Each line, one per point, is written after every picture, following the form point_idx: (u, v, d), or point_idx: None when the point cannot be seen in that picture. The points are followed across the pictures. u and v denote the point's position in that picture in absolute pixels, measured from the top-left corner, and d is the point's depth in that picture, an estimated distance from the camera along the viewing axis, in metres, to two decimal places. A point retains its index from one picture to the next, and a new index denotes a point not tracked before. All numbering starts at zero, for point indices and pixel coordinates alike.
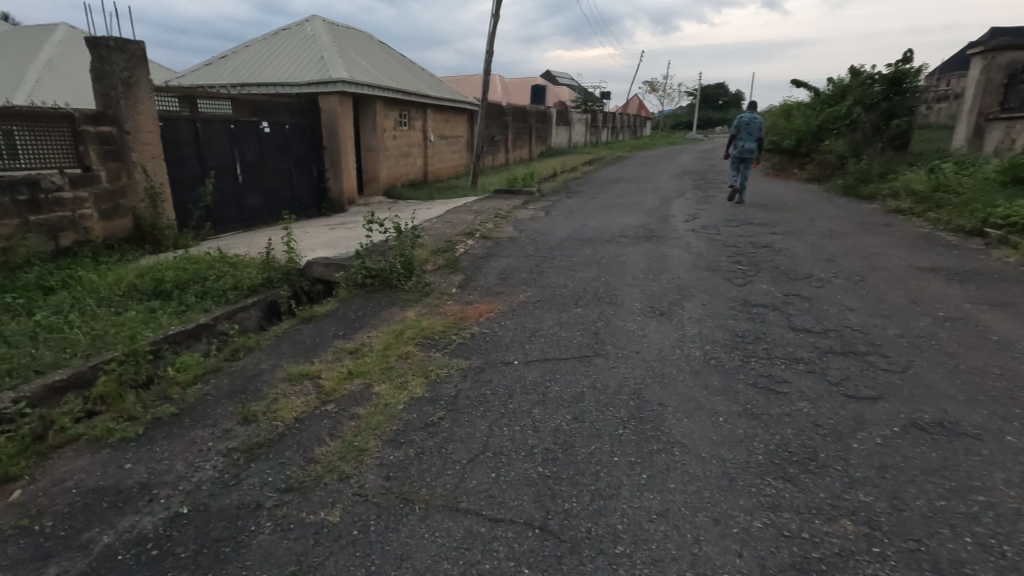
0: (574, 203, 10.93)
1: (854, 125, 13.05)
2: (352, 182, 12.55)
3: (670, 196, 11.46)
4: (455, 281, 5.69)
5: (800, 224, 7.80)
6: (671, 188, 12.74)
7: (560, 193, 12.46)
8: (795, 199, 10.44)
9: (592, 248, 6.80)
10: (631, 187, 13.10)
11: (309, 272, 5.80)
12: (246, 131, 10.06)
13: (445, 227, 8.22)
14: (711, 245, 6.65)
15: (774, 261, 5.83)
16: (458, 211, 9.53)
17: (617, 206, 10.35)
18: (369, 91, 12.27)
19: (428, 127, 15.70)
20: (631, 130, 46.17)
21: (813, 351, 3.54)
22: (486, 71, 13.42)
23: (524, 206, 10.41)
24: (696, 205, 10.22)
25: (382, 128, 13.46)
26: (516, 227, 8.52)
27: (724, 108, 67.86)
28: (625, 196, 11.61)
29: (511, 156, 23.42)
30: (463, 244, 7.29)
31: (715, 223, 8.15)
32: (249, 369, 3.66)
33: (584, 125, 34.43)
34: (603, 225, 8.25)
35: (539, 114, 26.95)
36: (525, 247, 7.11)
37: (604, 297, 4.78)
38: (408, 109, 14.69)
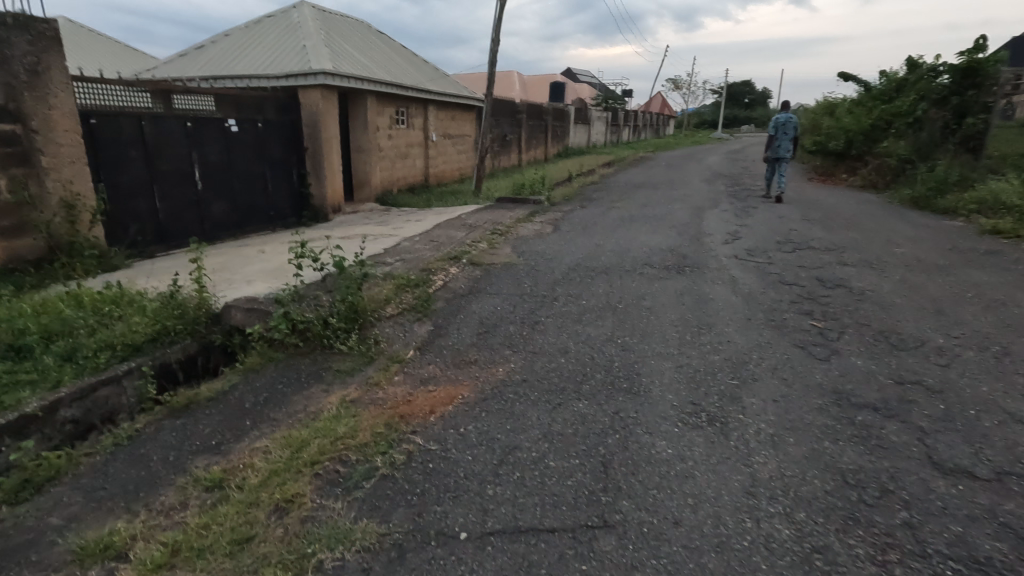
0: (589, 215, 9.35)
1: (919, 123, 11.50)
2: (338, 187, 11.14)
3: (702, 206, 9.82)
4: (418, 336, 4.19)
5: (874, 250, 6.12)
6: (702, 196, 11.09)
7: (574, 202, 10.88)
8: (854, 212, 8.72)
9: (606, 283, 5.26)
10: (655, 195, 11.47)
11: (225, 320, 4.34)
12: (208, 129, 8.68)
13: (428, 248, 6.73)
14: (764, 283, 5.05)
15: (858, 313, 4.21)
16: (450, 226, 8.06)
17: (640, 219, 8.78)
18: (357, 83, 10.82)
19: (430, 126, 14.24)
20: (655, 129, 44.24)
21: (999, 539, 1.95)
22: (492, 62, 11.88)
23: (530, 219, 8.89)
24: (734, 218, 8.59)
25: (375, 126, 12.02)
26: (516, 248, 6.99)
27: (751, 107, 65.42)
28: (649, 206, 10.00)
29: (525, 157, 21.91)
30: (445, 273, 5.80)
31: (763, 246, 6.53)
32: (23, 533, 2.20)
33: (604, 123, 32.71)
34: (622, 247, 6.69)
35: (556, 112, 25.37)
36: (522, 279, 5.59)
37: (620, 378, 3.24)
38: (406, 105, 13.23)
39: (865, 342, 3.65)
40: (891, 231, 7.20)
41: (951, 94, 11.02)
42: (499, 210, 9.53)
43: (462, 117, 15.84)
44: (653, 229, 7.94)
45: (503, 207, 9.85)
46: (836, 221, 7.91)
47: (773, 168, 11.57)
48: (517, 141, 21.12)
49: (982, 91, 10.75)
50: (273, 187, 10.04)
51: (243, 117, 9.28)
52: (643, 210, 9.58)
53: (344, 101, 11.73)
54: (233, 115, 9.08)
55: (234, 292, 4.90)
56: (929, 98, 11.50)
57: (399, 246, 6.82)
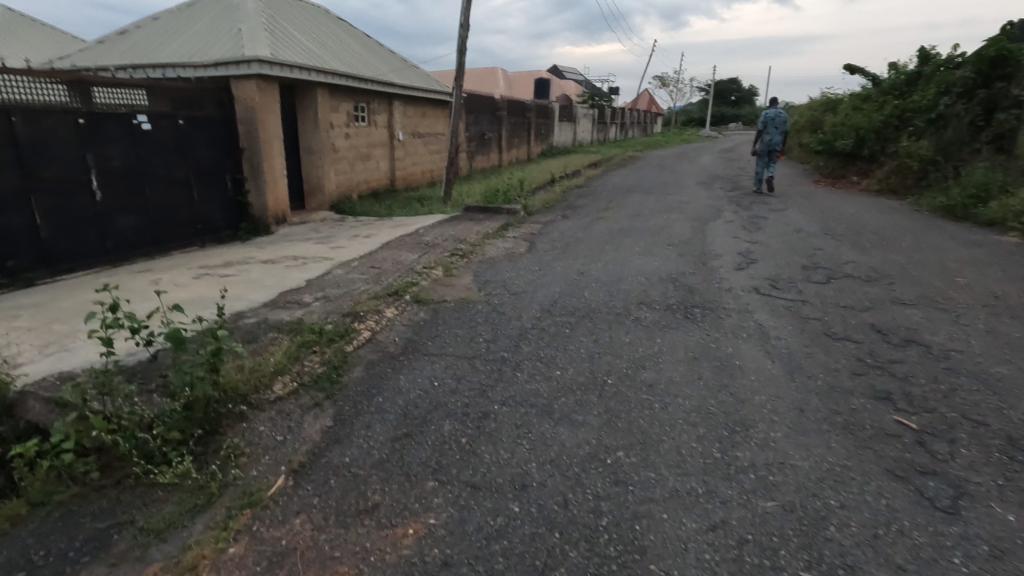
0: (571, 228, 7.98)
1: (943, 121, 10.24)
2: (284, 194, 9.65)
3: (702, 216, 8.49)
4: (306, 440, 2.77)
5: (931, 282, 4.81)
6: (702, 203, 9.79)
7: (555, 210, 9.49)
8: (881, 224, 7.45)
9: (591, 334, 3.89)
10: (647, 201, 10.14)
11: (20, 415, 2.90)
12: (111, 127, 7.15)
13: (365, 278, 5.30)
14: (805, 337, 3.71)
15: (959, 399, 2.86)
16: (402, 244, 6.64)
17: (631, 232, 7.45)
18: (302, 74, 9.33)
19: (396, 123, 12.79)
20: (642, 127, 43.02)
21: None
22: (461, 51, 10.45)
23: (502, 233, 7.52)
24: (743, 232, 7.28)
25: (328, 123, 10.52)
26: (479, 276, 5.59)
27: (738, 104, 64.56)
28: (642, 216, 8.65)
29: (507, 156, 20.50)
30: (378, 317, 4.39)
31: (787, 274, 5.21)
32: None
33: (590, 120, 31.42)
34: (611, 275, 5.34)
35: (539, 109, 24.03)
36: (478, 326, 4.19)
37: (613, 566, 1.86)
38: (367, 99, 11.77)
39: (998, 468, 2.30)
40: (937, 251, 5.90)
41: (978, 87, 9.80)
42: (465, 221, 8.10)
43: (433, 113, 14.39)
44: (649, 246, 6.60)
45: (471, 217, 8.44)
46: (866, 236, 6.60)
47: (763, 161, 11.96)
48: (498, 140, 19.73)
49: (1012, 83, 9.54)
50: (201, 195, 8.51)
51: (159, 113, 7.74)
52: (635, 222, 8.23)
53: (291, 95, 10.24)
54: (145, 110, 7.55)
55: (61, 361, 3.45)
56: (951, 92, 10.28)
57: (331, 275, 5.39)
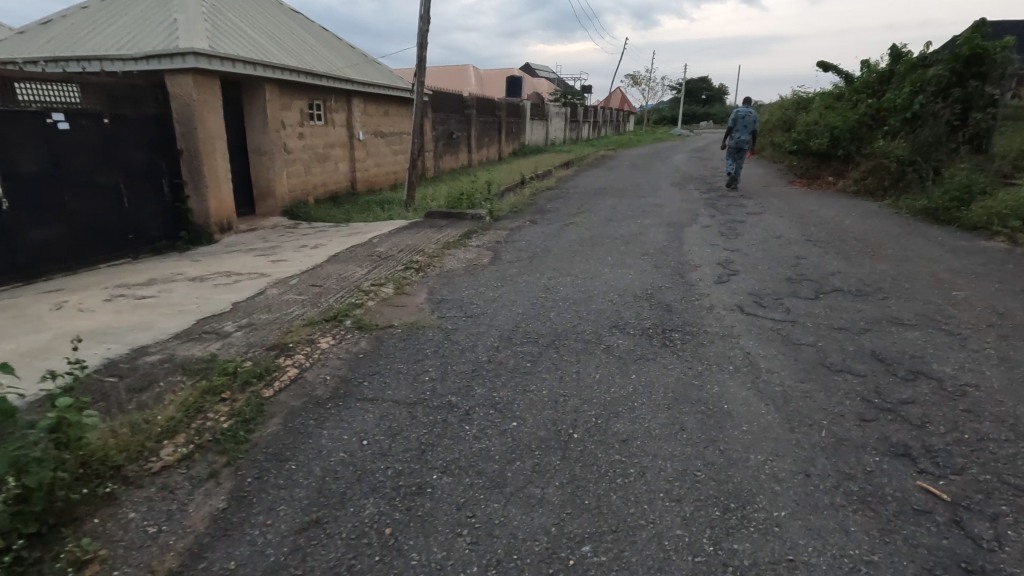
0: (539, 235, 7.45)
1: (917, 120, 9.99)
2: (230, 199, 8.89)
3: (678, 221, 8.04)
4: (184, 534, 2.15)
5: (929, 298, 4.40)
6: (676, 206, 9.37)
7: (524, 215, 8.95)
8: (862, 229, 7.10)
9: (555, 369, 3.35)
10: (619, 204, 9.67)
11: None
12: (19, 127, 6.31)
13: (303, 299, 4.66)
14: (799, 370, 3.23)
15: (990, 455, 2.39)
16: (352, 257, 6.00)
17: (603, 240, 6.95)
18: (246, 68, 8.58)
19: (355, 122, 12.09)
20: (615, 126, 42.80)
21: None
22: (422, 45, 9.82)
23: (465, 241, 6.94)
24: (720, 239, 6.84)
25: (278, 122, 9.77)
26: (434, 294, 5.00)
27: (709, 103, 65.11)
28: (615, 220, 8.17)
29: (476, 156, 19.90)
30: (309, 349, 3.77)
31: (771, 289, 4.75)
32: None
33: (563, 119, 31.01)
34: (580, 292, 4.82)
35: (510, 107, 23.51)
36: (426, 359, 3.61)
37: None
38: (322, 97, 11.05)
39: None
40: (926, 259, 5.53)
41: (953, 85, 9.60)
42: (425, 229, 7.49)
43: (395, 111, 13.71)
44: (622, 256, 6.11)
45: (432, 224, 7.83)
46: (851, 244, 6.22)
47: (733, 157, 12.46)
48: (467, 139, 19.12)
49: (987, 82, 9.36)
50: (132, 201, 7.71)
51: (78, 110, 6.92)
52: (608, 227, 7.73)
53: (237, 92, 9.47)
54: (61, 108, 6.73)
55: None
56: (925, 91, 10.08)
57: (264, 295, 4.74)
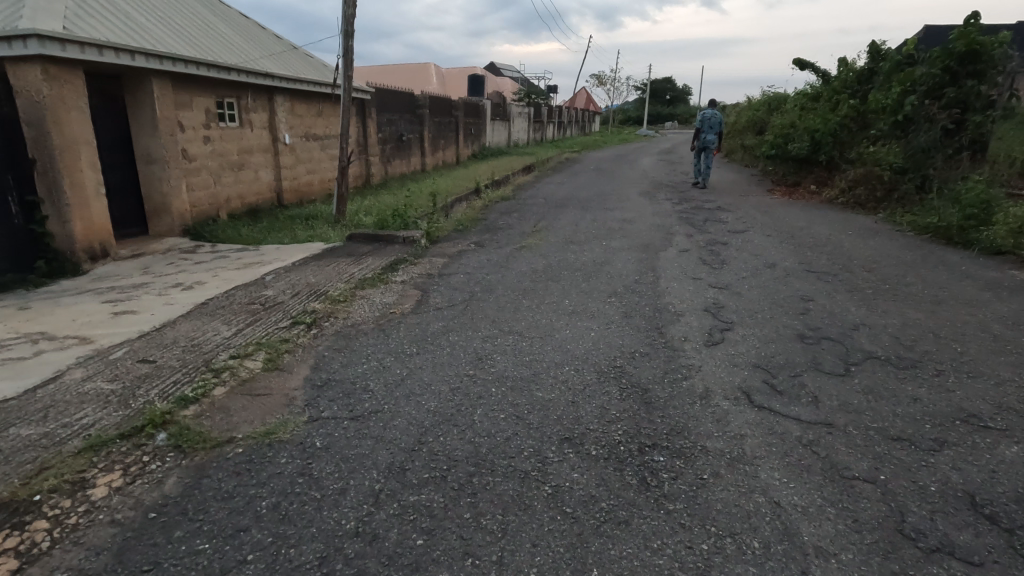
0: (484, 264, 6.06)
1: (909, 123, 9.06)
2: (106, 218, 7.19)
3: (649, 243, 6.78)
4: None
5: (1000, 372, 3.21)
6: (647, 222, 8.13)
7: (470, 235, 7.56)
8: (867, 253, 5.97)
9: (460, 556, 1.97)
10: (581, 219, 8.38)
11: None
12: None
13: (116, 388, 3.17)
14: (867, 552, 1.93)
15: None
16: (226, 307, 4.50)
17: (560, 271, 5.61)
18: (122, 58, 6.93)
19: (279, 124, 10.49)
20: (581, 126, 41.78)
21: None
22: (348, 33, 8.33)
23: (387, 277, 5.51)
24: (702, 269, 5.59)
25: (174, 124, 8.12)
26: (320, 371, 3.56)
27: (674, 104, 65.00)
28: (577, 242, 6.86)
29: (430, 160, 18.40)
30: (65, 508, 2.28)
31: (782, 358, 3.49)
32: None
33: (526, 120, 29.70)
34: (522, 368, 3.45)
35: (468, 107, 22.11)
36: (253, 527, 2.17)
37: None
38: (234, 94, 9.42)
39: None
40: (961, 302, 4.39)
41: (949, 84, 8.67)
42: (341, 258, 6.03)
43: (329, 112, 12.16)
44: (583, 299, 4.77)
45: (353, 250, 6.38)
46: (863, 279, 5.06)
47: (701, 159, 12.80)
48: (419, 142, 17.61)
49: (985, 81, 8.44)
50: None
51: None
52: (568, 252, 6.41)
53: (119, 87, 7.78)
54: None
55: None
56: (916, 91, 9.14)
57: (56, 383, 3.22)
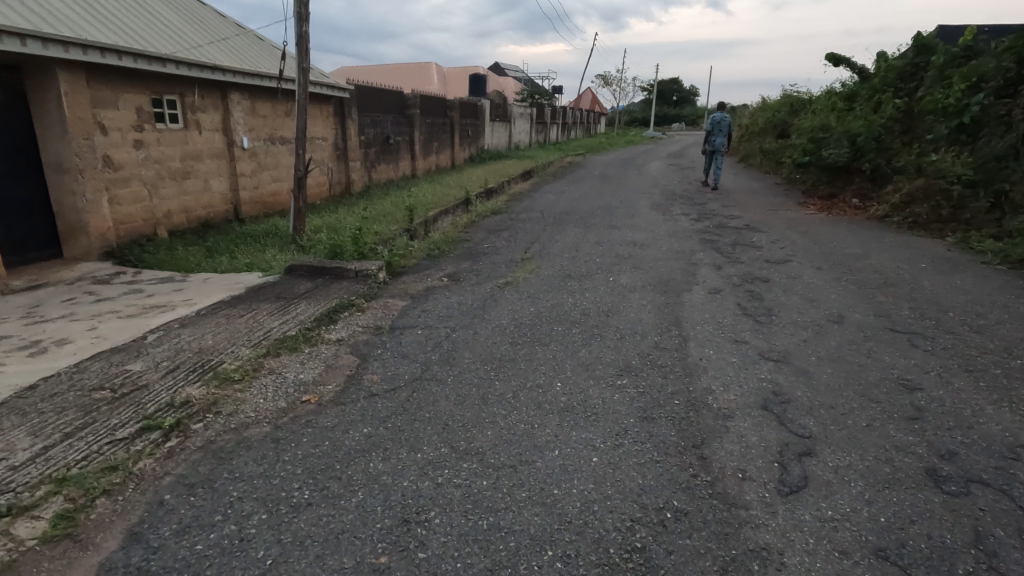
0: (454, 309, 4.64)
1: (977, 126, 7.60)
2: None
3: (668, 278, 5.35)
4: None
5: None
6: (662, 246, 6.70)
7: (444, 263, 6.15)
8: (961, 299, 4.51)
9: None
10: (583, 242, 6.96)
11: None
12: None
13: None
14: None
15: None
16: (61, 393, 3.09)
17: (551, 325, 4.19)
18: (13, 45, 5.52)
19: (235, 125, 9.10)
20: (585, 127, 40.30)
21: None
22: (304, 16, 6.91)
23: (317, 333, 4.09)
24: (741, 323, 4.16)
25: (91, 127, 6.73)
26: (140, 539, 2.14)
27: (681, 105, 63.52)
28: (577, 277, 5.44)
29: (421, 164, 17.02)
30: None
31: (918, 534, 2.04)
32: None
33: (528, 121, 28.27)
34: (474, 552, 2.02)
35: (464, 107, 20.71)
36: None
37: None
38: (176, 90, 8.02)
39: None
40: None
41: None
42: (266, 301, 4.63)
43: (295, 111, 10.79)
44: (582, 379, 3.35)
45: (287, 288, 4.98)
46: (976, 347, 3.62)
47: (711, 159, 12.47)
48: (408, 144, 16.23)
49: None
50: None
51: None
52: (564, 292, 4.99)
53: (20, 82, 6.39)
54: None
55: None
56: (985, 88, 7.71)
57: None
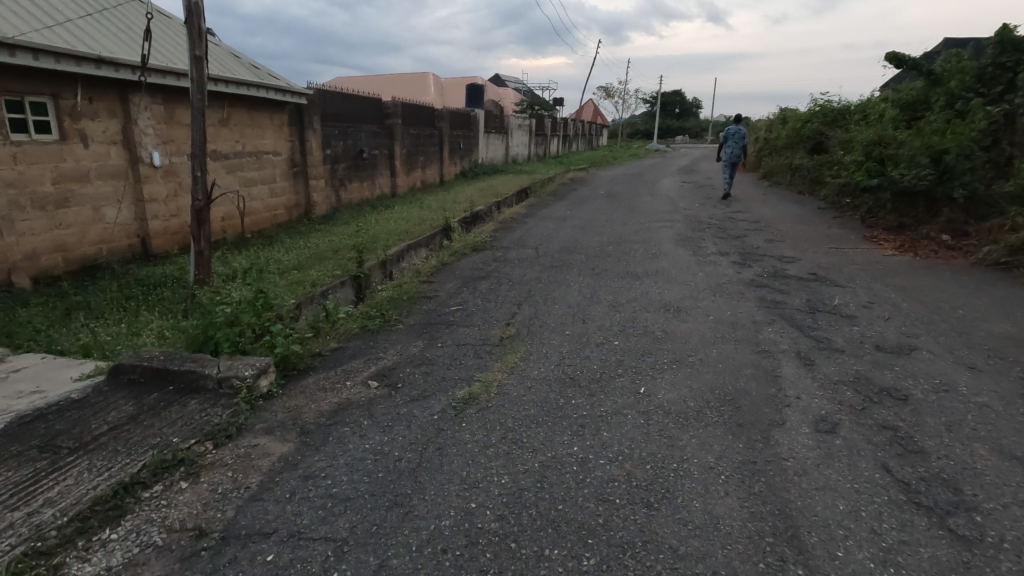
0: (364, 473, 2.56)
1: None
2: None
3: (736, 391, 3.26)
4: None
5: None
6: (707, 313, 4.62)
7: (384, 347, 4.08)
8: None
9: None
10: (593, 305, 4.88)
11: None
12: None
13: None
14: None
15: None
16: None
17: (537, 542, 2.09)
18: None
19: (140, 136, 7.06)
20: (588, 139, 38.50)
21: None
22: None
23: (53, 567, 1.98)
24: (926, 543, 2.06)
25: None
26: None
27: (684, 117, 61.98)
28: (587, 386, 3.34)
29: (403, 182, 14.99)
30: None
31: None
32: None
33: (527, 133, 26.39)
34: None
35: (455, 117, 18.79)
36: None
37: None
38: (45, 90, 5.99)
39: None
40: None
41: None
42: (17, 458, 2.53)
43: (227, 119, 8.72)
44: None
45: (85, 417, 2.88)
46: None
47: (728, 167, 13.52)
48: (388, 159, 14.22)
49: None
50: None
51: None
52: (566, 425, 2.91)
53: None
54: None
55: None
56: None
57: None
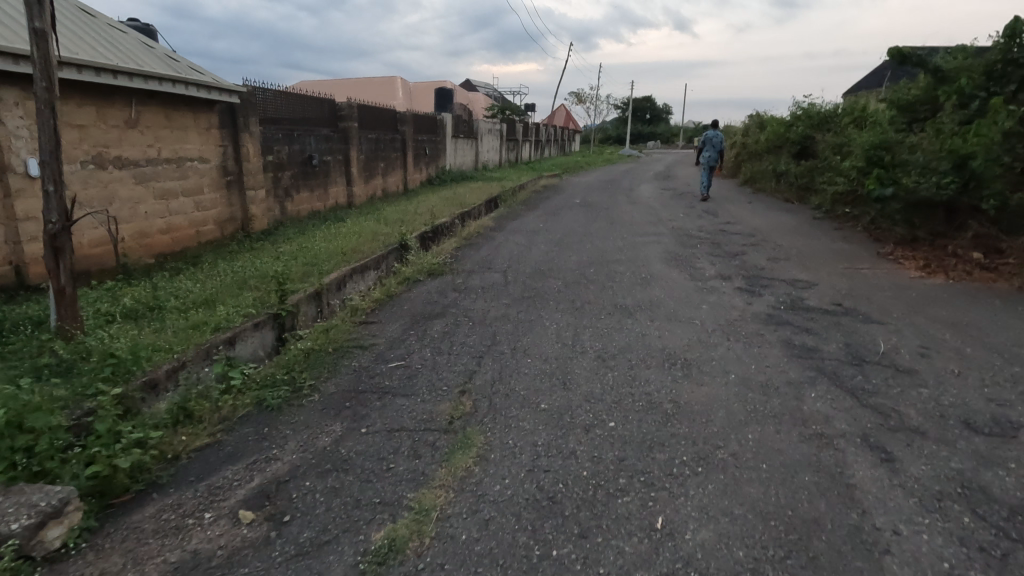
0: None
1: None
2: None
3: (802, 524, 2.14)
4: None
5: None
6: (726, 370, 3.52)
7: (284, 439, 2.85)
8: None
9: None
10: (576, 358, 3.74)
11: None
12: None
13: None
14: None
15: None
16: None
17: None
18: None
19: (9, 141, 5.16)
20: (560, 145, 37.58)
21: None
22: None
23: None
24: None
25: None
26: None
27: (655, 122, 61.86)
28: (574, 516, 2.20)
29: (361, 191, 13.69)
30: None
31: None
32: None
33: (498, 138, 25.29)
34: None
35: (420, 120, 17.55)
36: None
37: None
38: None
39: None
40: None
41: None
42: None
43: (137, 120, 7.32)
44: None
45: None
46: None
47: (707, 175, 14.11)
48: (343, 166, 12.90)
49: None
50: None
51: None
52: None
53: None
54: None
55: None
56: None
57: None
